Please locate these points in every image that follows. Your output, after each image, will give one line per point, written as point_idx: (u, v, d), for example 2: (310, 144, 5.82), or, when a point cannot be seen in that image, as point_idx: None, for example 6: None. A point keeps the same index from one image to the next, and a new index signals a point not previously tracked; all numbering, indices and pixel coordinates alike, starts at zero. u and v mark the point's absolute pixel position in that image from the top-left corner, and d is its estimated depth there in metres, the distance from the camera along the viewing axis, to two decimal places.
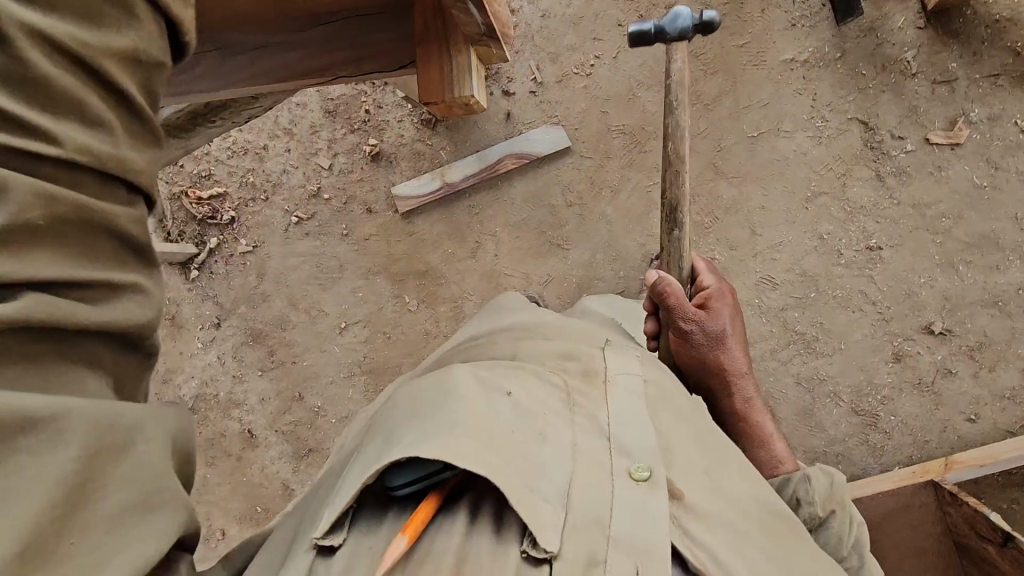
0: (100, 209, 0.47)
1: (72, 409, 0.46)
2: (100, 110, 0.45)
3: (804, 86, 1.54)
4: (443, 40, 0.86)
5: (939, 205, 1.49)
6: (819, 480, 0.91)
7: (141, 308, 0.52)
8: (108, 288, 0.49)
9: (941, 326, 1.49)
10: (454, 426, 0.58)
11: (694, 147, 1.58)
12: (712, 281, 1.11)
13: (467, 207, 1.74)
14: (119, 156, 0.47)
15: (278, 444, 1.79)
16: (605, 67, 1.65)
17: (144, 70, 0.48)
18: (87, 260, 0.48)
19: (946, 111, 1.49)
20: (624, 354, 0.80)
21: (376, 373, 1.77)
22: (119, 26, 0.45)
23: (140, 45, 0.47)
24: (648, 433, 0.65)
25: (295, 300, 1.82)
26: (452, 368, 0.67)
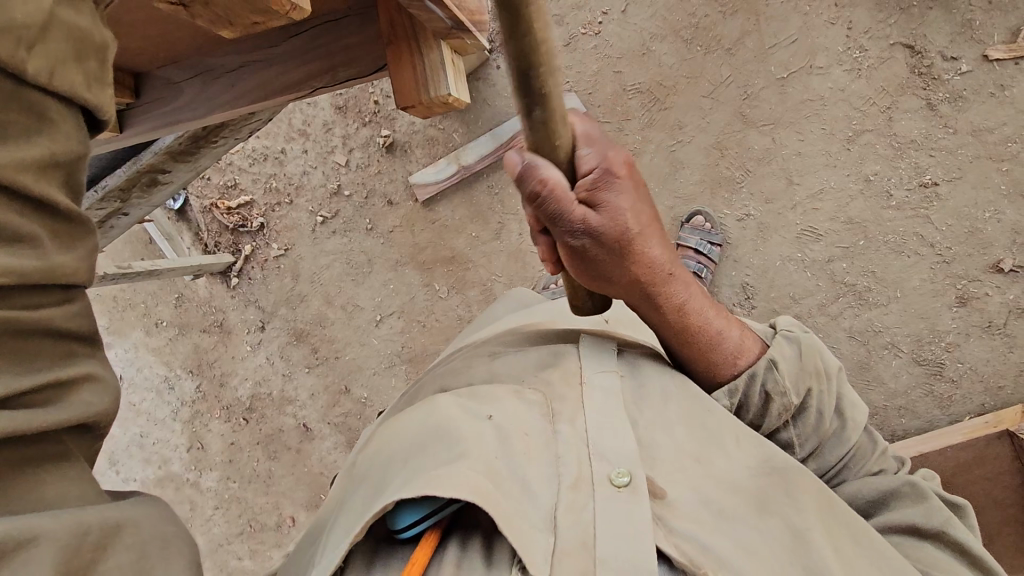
0: (29, 317, 0.41)
1: (43, 533, 0.41)
2: (18, 224, 0.40)
3: (837, 14, 1.39)
4: (411, 39, 0.83)
5: (1003, 129, 1.34)
6: (786, 352, 0.88)
7: (102, 396, 0.46)
8: (59, 387, 0.43)
9: (1011, 263, 1.36)
10: (438, 469, 0.64)
11: (718, 98, 1.47)
12: (597, 157, 0.67)
13: (487, 188, 1.70)
14: (58, 267, 0.42)
15: (332, 435, 1.86)
16: (614, 23, 1.52)
17: (63, 170, 0.42)
18: (33, 359, 0.42)
19: (1006, 22, 1.33)
20: (601, 357, 0.86)
21: (416, 361, 1.79)
22: (27, 134, 0.39)
23: (58, 150, 0.41)
24: (625, 441, 0.72)
25: (330, 298, 1.85)
26: (440, 409, 0.75)
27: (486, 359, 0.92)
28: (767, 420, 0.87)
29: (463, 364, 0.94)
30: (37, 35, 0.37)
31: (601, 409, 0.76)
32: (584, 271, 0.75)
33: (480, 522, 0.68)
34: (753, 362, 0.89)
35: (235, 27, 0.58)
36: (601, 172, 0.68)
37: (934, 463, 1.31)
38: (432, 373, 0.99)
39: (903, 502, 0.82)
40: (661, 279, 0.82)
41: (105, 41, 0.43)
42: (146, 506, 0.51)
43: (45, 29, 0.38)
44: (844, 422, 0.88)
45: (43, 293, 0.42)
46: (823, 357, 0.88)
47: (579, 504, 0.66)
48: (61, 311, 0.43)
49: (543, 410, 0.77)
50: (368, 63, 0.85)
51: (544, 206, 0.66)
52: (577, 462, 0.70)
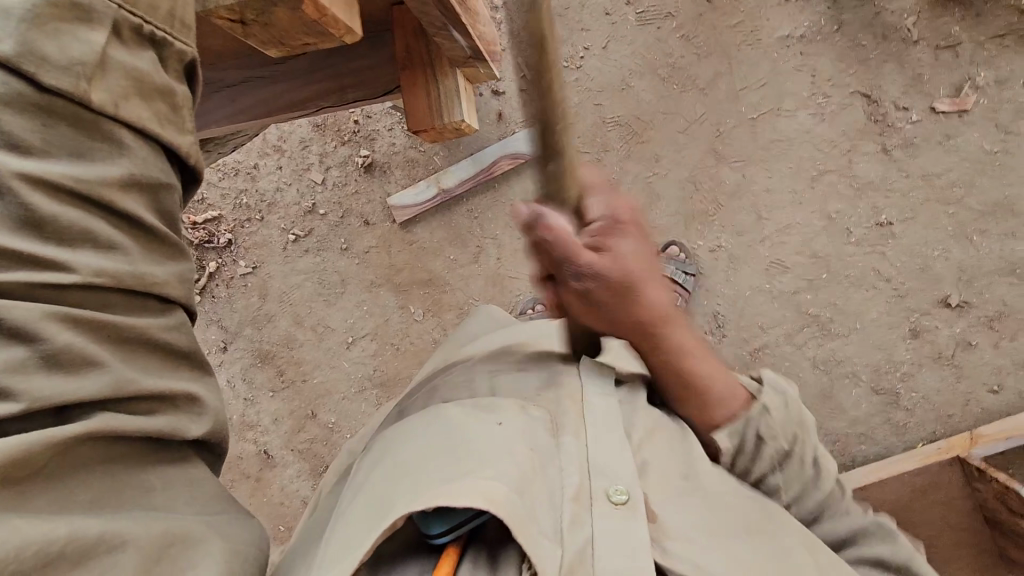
0: (133, 323, 0.52)
1: (129, 536, 0.48)
2: (108, 233, 0.51)
3: (802, 62, 1.49)
4: (427, 66, 0.91)
5: (949, 174, 1.45)
6: (774, 401, 0.84)
7: (194, 420, 0.56)
8: (157, 400, 0.53)
9: (958, 299, 1.45)
10: (460, 477, 0.62)
11: (693, 134, 1.54)
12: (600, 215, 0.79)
13: (466, 212, 1.70)
14: (145, 274, 0.53)
15: (295, 463, 1.78)
16: (594, 58, 1.58)
17: (141, 193, 0.53)
18: (143, 372, 0.52)
19: (951, 77, 1.44)
20: (599, 369, 0.86)
21: (388, 385, 1.75)
22: (109, 157, 0.51)
23: (137, 170, 0.53)
24: (623, 457, 0.72)
25: (300, 319, 1.80)
26: (449, 421, 0.73)
27: (484, 373, 0.88)
28: (777, 474, 0.83)
29: (462, 375, 0.91)
30: (92, 71, 0.50)
31: (603, 424, 0.76)
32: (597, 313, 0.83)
33: (485, 533, 0.66)
34: (745, 408, 0.85)
35: (284, 46, 0.66)
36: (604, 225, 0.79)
37: (894, 489, 1.36)
38: (421, 386, 0.95)
39: (869, 540, 0.82)
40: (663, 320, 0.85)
41: (168, 88, 0.56)
42: (236, 520, 0.58)
43: (102, 66, 0.51)
44: (821, 469, 0.85)
45: (141, 306, 0.53)
46: (803, 408, 0.85)
47: (579, 521, 0.65)
48: (157, 321, 0.54)
49: (547, 424, 0.76)
50: (377, 85, 0.93)
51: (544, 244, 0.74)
52: (579, 475, 0.69)
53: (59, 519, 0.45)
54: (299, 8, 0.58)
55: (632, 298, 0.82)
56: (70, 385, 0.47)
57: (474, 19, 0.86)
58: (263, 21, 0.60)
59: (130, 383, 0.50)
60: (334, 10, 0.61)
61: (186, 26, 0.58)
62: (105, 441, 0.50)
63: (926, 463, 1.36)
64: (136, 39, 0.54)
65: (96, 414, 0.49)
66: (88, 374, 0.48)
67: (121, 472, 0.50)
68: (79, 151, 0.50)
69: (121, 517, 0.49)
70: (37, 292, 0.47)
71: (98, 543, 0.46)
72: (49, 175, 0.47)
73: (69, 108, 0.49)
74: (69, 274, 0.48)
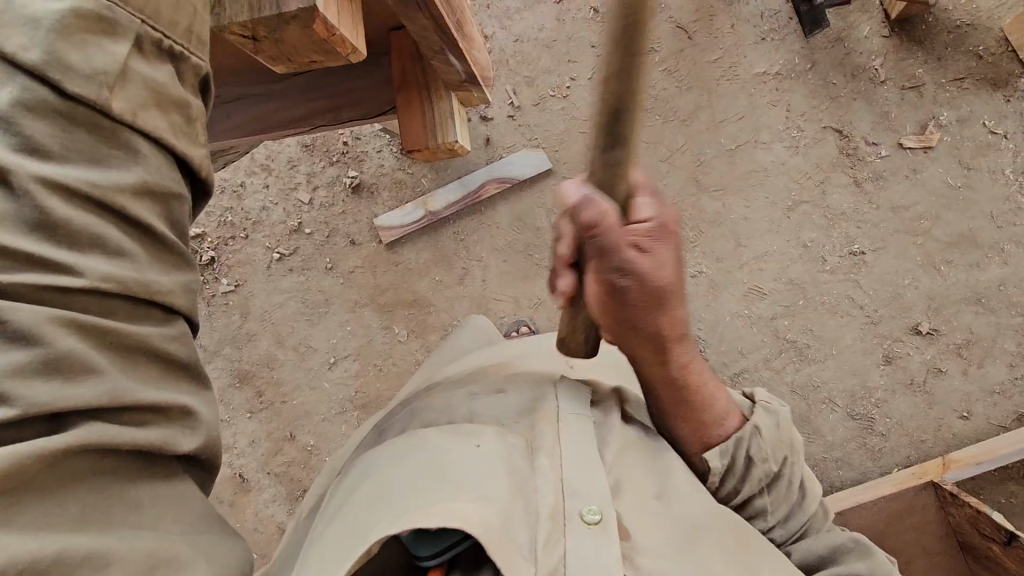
0: (132, 332, 0.52)
1: (116, 551, 0.49)
2: (117, 242, 0.52)
3: (777, 97, 1.56)
4: (424, 88, 0.93)
5: (917, 207, 1.51)
6: (766, 424, 0.88)
7: (185, 433, 0.55)
8: (152, 411, 0.53)
9: (927, 326, 1.50)
10: (433, 506, 0.62)
11: (674, 163, 1.58)
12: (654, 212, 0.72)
13: (452, 234, 1.72)
14: (148, 283, 0.53)
15: (271, 486, 1.73)
16: (581, 89, 1.65)
17: (149, 203, 0.54)
18: (142, 381, 0.52)
19: (916, 116, 1.51)
20: (575, 387, 0.86)
21: (369, 407, 1.73)
22: (127, 164, 0.53)
23: (150, 180, 0.54)
24: (596, 478, 0.72)
25: (282, 338, 1.78)
26: (427, 444, 0.73)
27: (465, 390, 0.88)
28: (747, 485, 0.84)
29: (440, 392, 0.90)
30: (115, 80, 0.52)
31: (576, 446, 0.75)
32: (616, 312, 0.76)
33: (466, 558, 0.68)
34: (740, 426, 0.88)
35: (293, 63, 0.68)
36: (654, 225, 0.71)
37: (870, 513, 1.36)
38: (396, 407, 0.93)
39: (849, 558, 0.81)
40: (676, 337, 0.82)
41: (184, 101, 0.58)
42: (221, 533, 0.58)
43: (124, 77, 0.52)
44: (794, 483, 0.87)
45: (142, 313, 0.54)
46: (792, 431, 0.89)
47: (552, 541, 0.66)
48: (156, 332, 0.54)
49: (521, 447, 0.76)
50: (374, 105, 0.95)
51: (598, 239, 0.69)
52: (551, 497, 0.69)
53: (47, 528, 0.46)
54: (310, 27, 0.61)
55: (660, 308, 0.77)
56: (66, 393, 0.47)
57: (470, 46, 0.89)
58: (275, 37, 0.63)
59: (125, 395, 0.50)
60: (342, 30, 0.63)
61: (200, 39, 0.60)
62: (96, 452, 0.50)
63: (901, 488, 1.38)
64: (157, 52, 0.56)
65: (90, 421, 0.49)
66: (87, 383, 0.48)
67: (111, 483, 0.50)
68: (92, 157, 0.51)
69: (105, 533, 0.49)
70: (44, 295, 0.48)
71: (86, 556, 0.47)
72: (63, 185, 0.49)
73: (90, 116, 0.51)
74: (76, 279, 0.49)
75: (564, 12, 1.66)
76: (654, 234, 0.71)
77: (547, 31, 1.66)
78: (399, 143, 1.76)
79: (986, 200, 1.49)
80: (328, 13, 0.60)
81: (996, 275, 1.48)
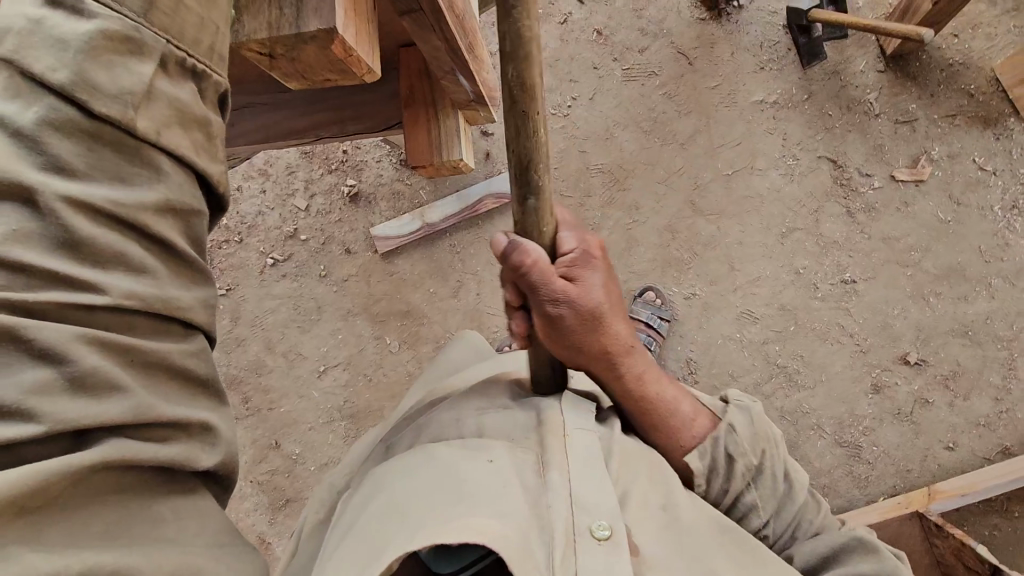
0: (153, 351, 0.49)
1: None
2: (141, 256, 0.48)
3: (774, 126, 1.58)
4: (431, 106, 0.94)
5: (908, 238, 1.53)
6: (740, 421, 0.90)
7: (206, 451, 0.52)
8: (174, 429, 0.50)
9: (916, 356, 1.51)
10: (449, 524, 0.59)
11: (671, 186, 1.60)
12: (575, 244, 0.74)
13: (448, 246, 1.72)
14: (172, 299, 0.50)
15: (254, 495, 1.71)
16: (581, 108, 1.64)
17: (176, 215, 0.51)
18: (164, 400, 0.49)
19: (908, 149, 1.53)
20: (579, 402, 0.84)
21: (357, 417, 1.72)
22: (151, 180, 0.49)
23: (173, 194, 0.50)
24: (606, 494, 0.71)
25: (271, 344, 1.76)
26: (437, 459, 0.71)
27: (471, 403, 0.85)
28: (731, 482, 0.86)
29: (444, 406, 0.87)
30: (140, 98, 0.47)
31: (585, 460, 0.74)
32: (556, 338, 0.78)
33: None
34: (711, 427, 0.90)
35: (306, 79, 0.67)
36: (579, 253, 0.75)
37: None
38: (401, 425, 0.91)
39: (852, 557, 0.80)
40: (625, 349, 0.86)
41: (204, 118, 0.53)
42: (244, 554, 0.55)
43: (149, 94, 0.48)
44: (778, 475, 0.88)
45: (164, 329, 0.50)
46: (769, 425, 0.91)
47: (566, 558, 0.64)
48: (178, 349, 0.51)
49: (530, 461, 0.74)
50: (381, 119, 0.96)
51: (527, 277, 0.70)
52: (563, 512, 0.67)
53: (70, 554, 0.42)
54: (327, 48, 0.59)
55: (591, 330, 0.80)
56: (92, 411, 0.44)
57: (478, 67, 0.90)
58: (291, 55, 0.61)
59: (149, 412, 0.47)
60: (359, 51, 0.63)
61: (221, 57, 0.55)
62: (117, 474, 0.47)
63: (886, 516, 1.39)
64: (181, 71, 0.51)
65: (113, 442, 0.46)
66: (111, 401, 0.45)
67: (132, 506, 0.47)
68: (116, 174, 0.47)
69: (131, 551, 0.46)
70: (66, 313, 0.44)
71: None
72: (89, 196, 0.45)
73: (113, 132, 0.46)
74: (101, 297, 0.45)
75: (565, 30, 1.66)
76: (579, 261, 0.75)
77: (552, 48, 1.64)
78: (399, 154, 1.77)
79: (975, 234, 1.51)
80: (347, 34, 0.60)
81: (984, 309, 1.51)
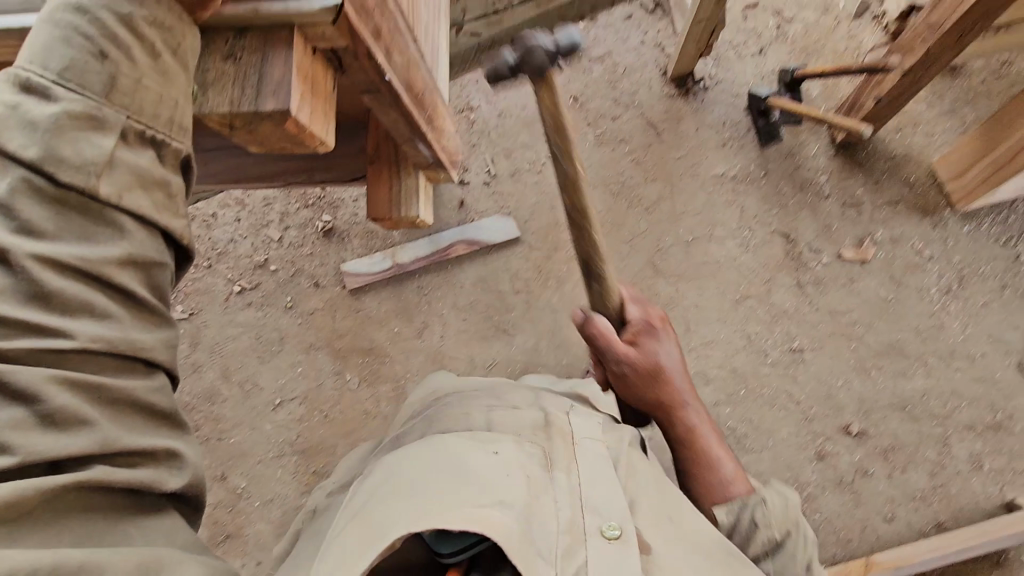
0: (113, 387, 0.53)
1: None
2: (108, 306, 0.53)
3: (733, 198, 1.67)
4: (393, 166, 0.99)
5: (852, 313, 1.62)
6: (775, 500, 0.93)
7: (167, 472, 0.57)
8: (139, 454, 0.55)
9: (857, 427, 1.57)
10: (465, 511, 0.62)
11: (634, 247, 1.68)
12: (637, 313, 0.98)
13: (416, 288, 1.75)
14: (135, 341, 0.55)
15: None
16: (554, 166, 1.73)
17: (140, 269, 0.56)
18: (127, 429, 0.54)
19: (854, 231, 1.64)
20: (587, 417, 0.88)
21: (309, 453, 1.69)
22: (119, 240, 0.54)
23: (136, 252, 0.55)
24: (615, 496, 0.73)
25: (229, 373, 1.74)
26: (454, 446, 0.73)
27: (484, 407, 0.88)
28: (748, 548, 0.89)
29: (458, 410, 0.90)
30: (102, 169, 0.52)
31: (592, 465, 0.77)
32: (627, 390, 1.00)
33: (482, 561, 0.69)
34: (745, 493, 0.95)
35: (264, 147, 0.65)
36: (642, 321, 0.98)
37: None
38: (412, 427, 0.94)
39: None
40: (676, 404, 1.00)
41: (165, 179, 0.57)
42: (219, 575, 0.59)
43: (110, 164, 0.53)
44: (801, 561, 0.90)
45: (126, 367, 0.55)
46: (798, 512, 0.94)
47: (574, 550, 0.66)
48: (141, 385, 0.56)
49: (541, 459, 0.76)
50: (349, 169, 1.02)
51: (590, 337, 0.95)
52: (572, 510, 0.70)
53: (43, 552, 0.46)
54: (281, 125, 0.58)
55: (652, 387, 0.99)
56: (60, 445, 0.49)
57: (438, 134, 0.96)
58: (249, 129, 0.59)
59: (115, 442, 0.52)
60: (313, 128, 0.62)
61: (183, 129, 0.58)
62: (84, 494, 0.51)
63: None
64: (141, 140, 0.55)
65: (85, 465, 0.51)
66: (79, 432, 0.51)
67: (99, 520, 0.52)
68: (82, 233, 0.52)
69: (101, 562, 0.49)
70: (38, 356, 0.49)
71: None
72: (64, 257, 0.50)
73: (81, 201, 0.52)
74: (66, 340, 0.50)
75: (543, 93, 1.75)
76: (644, 329, 0.98)
77: (528, 113, 1.78)
78: None
79: (913, 314, 1.60)
80: (302, 114, 0.58)
81: (921, 385, 1.58)
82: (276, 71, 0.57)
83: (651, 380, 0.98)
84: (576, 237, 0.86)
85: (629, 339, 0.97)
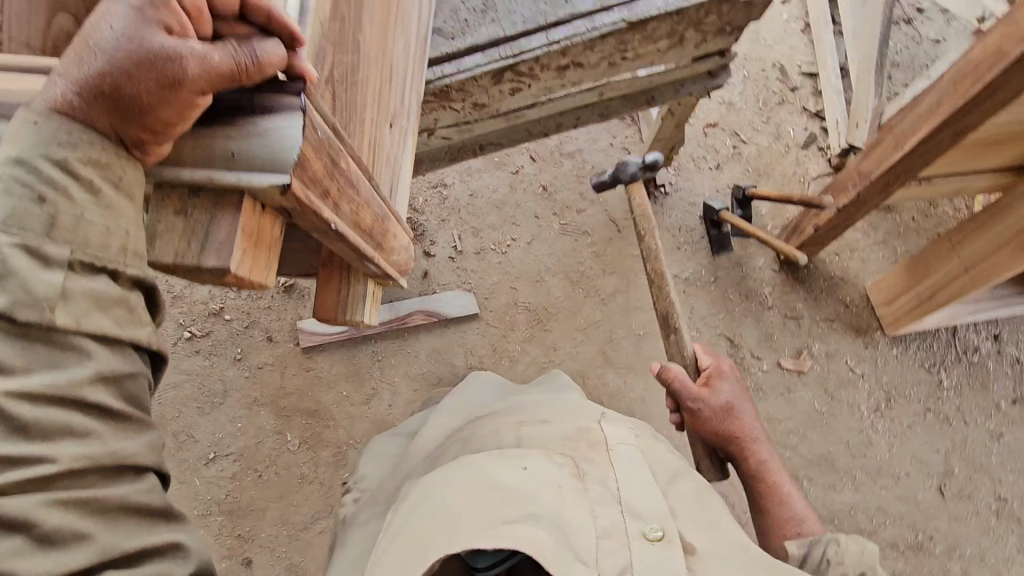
0: (105, 496, 0.48)
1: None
2: (88, 420, 0.47)
3: (684, 299, 1.75)
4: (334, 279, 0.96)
5: (788, 421, 1.68)
6: (851, 546, 0.85)
7: (179, 565, 0.52)
8: (144, 552, 0.50)
9: None
10: (479, 536, 0.58)
11: (587, 335, 1.73)
12: (711, 360, 1.22)
13: (370, 352, 1.76)
14: (123, 450, 0.49)
15: None
16: (518, 249, 1.80)
17: (119, 382, 0.49)
18: (125, 533, 0.49)
19: (793, 342, 1.73)
20: (618, 424, 0.85)
21: (235, 515, 1.63)
22: (92, 359, 0.47)
23: (107, 368, 0.48)
24: (654, 500, 0.71)
25: (164, 421, 1.69)
26: (478, 458, 0.70)
27: (511, 423, 0.86)
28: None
29: (488, 429, 0.87)
30: (58, 301, 0.45)
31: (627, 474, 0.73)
32: (699, 423, 1.15)
33: (520, 570, 0.70)
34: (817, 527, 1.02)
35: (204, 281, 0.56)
36: (715, 366, 1.20)
37: None
38: (438, 450, 0.96)
39: None
40: (748, 439, 1.13)
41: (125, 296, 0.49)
42: None
43: (66, 295, 0.45)
44: None
45: (115, 476, 0.49)
46: (873, 552, 0.84)
47: (620, 549, 0.64)
48: (133, 486, 0.50)
49: (571, 469, 0.73)
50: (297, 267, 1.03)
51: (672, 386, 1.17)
52: (614, 515, 0.67)
53: None
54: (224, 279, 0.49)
55: (726, 425, 1.13)
56: (63, 562, 0.44)
57: (390, 248, 0.76)
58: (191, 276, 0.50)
59: (113, 549, 0.48)
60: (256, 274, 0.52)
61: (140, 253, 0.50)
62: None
63: None
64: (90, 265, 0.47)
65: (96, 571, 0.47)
66: (77, 549, 0.46)
67: None
68: (51, 360, 0.45)
69: None
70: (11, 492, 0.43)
71: None
72: (32, 388, 0.44)
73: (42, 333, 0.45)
74: (49, 464, 0.44)
75: (514, 180, 1.85)
76: (720, 374, 1.19)
77: (500, 194, 1.84)
78: None
79: (844, 428, 1.67)
80: (247, 267, 0.49)
81: (851, 500, 1.62)
82: (221, 229, 0.47)
83: (728, 419, 1.13)
84: (665, 334, 1.28)
85: (706, 381, 1.18)
